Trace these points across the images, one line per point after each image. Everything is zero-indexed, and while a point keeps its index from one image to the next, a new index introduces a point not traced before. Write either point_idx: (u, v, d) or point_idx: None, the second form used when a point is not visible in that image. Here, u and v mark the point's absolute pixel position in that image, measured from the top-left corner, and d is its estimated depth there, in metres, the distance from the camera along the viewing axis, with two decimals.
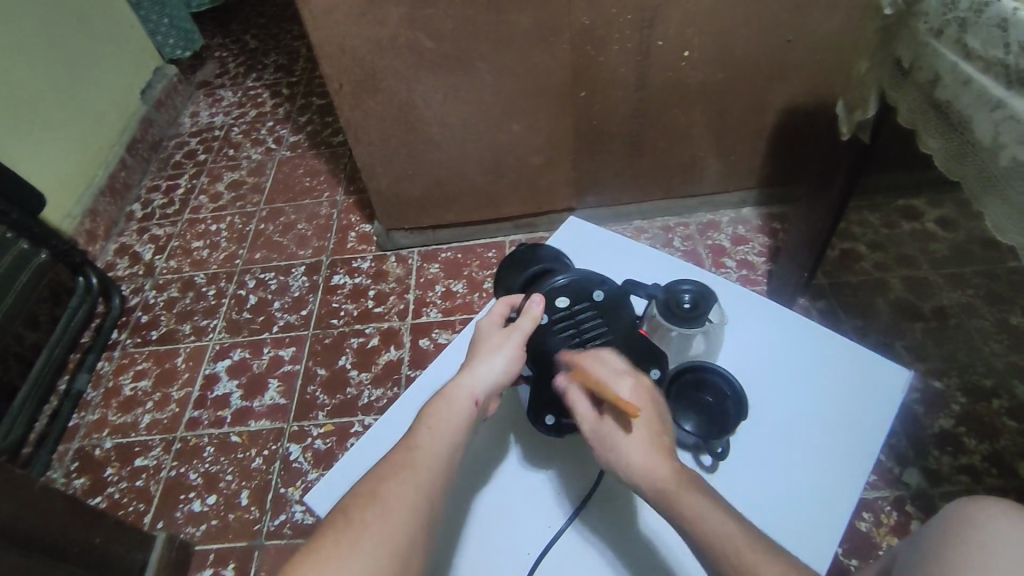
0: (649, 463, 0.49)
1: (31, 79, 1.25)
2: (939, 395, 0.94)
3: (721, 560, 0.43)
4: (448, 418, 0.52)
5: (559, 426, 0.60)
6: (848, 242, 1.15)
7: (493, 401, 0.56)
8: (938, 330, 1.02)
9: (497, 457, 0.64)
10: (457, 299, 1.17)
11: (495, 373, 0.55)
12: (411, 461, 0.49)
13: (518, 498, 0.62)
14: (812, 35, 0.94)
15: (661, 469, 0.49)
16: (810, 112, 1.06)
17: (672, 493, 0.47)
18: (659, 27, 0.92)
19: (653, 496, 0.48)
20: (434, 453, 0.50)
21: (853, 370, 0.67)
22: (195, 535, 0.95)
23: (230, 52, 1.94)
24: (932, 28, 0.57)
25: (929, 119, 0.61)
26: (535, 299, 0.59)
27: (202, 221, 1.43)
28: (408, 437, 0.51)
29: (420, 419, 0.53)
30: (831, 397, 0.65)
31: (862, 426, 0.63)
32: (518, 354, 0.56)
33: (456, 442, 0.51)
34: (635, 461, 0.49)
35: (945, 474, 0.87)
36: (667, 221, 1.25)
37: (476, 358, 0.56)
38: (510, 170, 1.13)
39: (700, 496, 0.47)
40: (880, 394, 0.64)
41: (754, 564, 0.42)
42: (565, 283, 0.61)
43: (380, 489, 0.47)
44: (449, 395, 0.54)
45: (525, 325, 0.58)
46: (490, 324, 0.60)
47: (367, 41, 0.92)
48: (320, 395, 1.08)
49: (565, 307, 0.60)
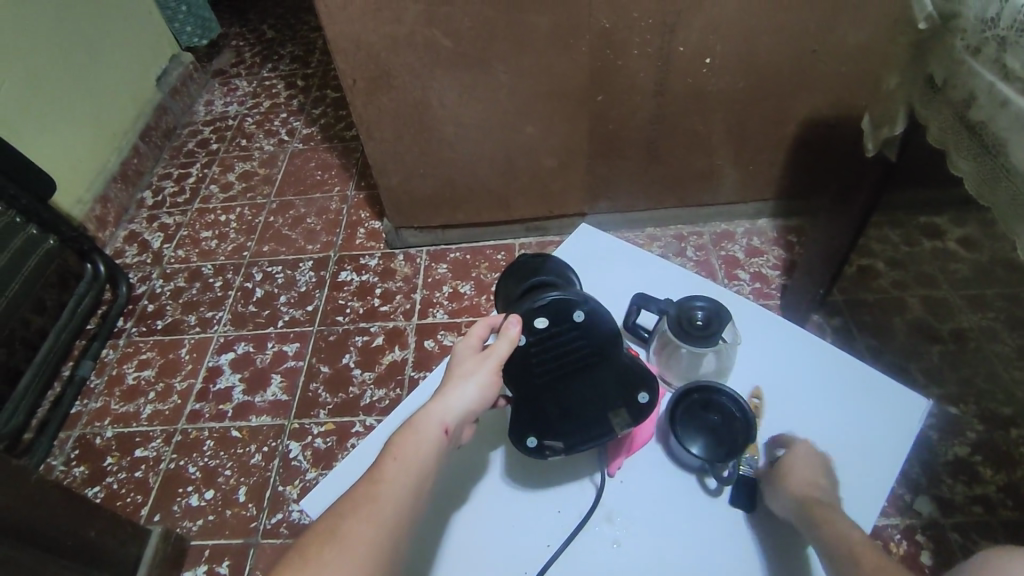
0: (799, 485, 0.55)
1: (46, 62, 1.24)
2: (954, 421, 0.92)
3: (839, 551, 0.48)
4: (416, 448, 0.50)
5: (542, 447, 0.57)
6: (866, 258, 1.13)
7: (467, 427, 0.54)
8: (956, 354, 0.99)
9: (491, 472, 0.63)
10: (465, 301, 1.16)
11: (466, 400, 0.53)
12: (375, 496, 0.47)
13: (513, 514, 0.61)
14: (840, 46, 0.92)
15: (814, 498, 0.53)
16: (833, 124, 1.03)
17: (819, 514, 0.51)
18: (681, 32, 0.90)
19: (794, 506, 0.53)
20: (399, 486, 0.48)
21: (864, 410, 0.64)
22: (191, 530, 0.94)
23: (246, 41, 1.94)
24: (969, 46, 0.54)
25: (961, 139, 0.59)
26: (513, 320, 0.55)
27: (212, 211, 1.43)
28: (373, 468, 0.49)
29: (387, 449, 0.50)
30: (836, 432, 0.63)
31: (870, 470, 0.60)
32: (492, 379, 0.54)
33: (424, 473, 0.49)
34: (790, 479, 0.55)
35: (958, 503, 0.84)
36: (681, 230, 1.22)
37: (447, 384, 0.54)
38: (524, 173, 1.11)
39: (840, 520, 0.50)
40: (889, 439, 0.62)
41: (862, 555, 0.46)
42: (550, 300, 0.56)
43: (341, 527, 0.45)
44: (416, 424, 0.51)
45: (501, 349, 0.54)
46: (466, 347, 0.57)
47: (382, 37, 0.90)
48: (322, 393, 1.07)
49: (544, 328, 0.56)
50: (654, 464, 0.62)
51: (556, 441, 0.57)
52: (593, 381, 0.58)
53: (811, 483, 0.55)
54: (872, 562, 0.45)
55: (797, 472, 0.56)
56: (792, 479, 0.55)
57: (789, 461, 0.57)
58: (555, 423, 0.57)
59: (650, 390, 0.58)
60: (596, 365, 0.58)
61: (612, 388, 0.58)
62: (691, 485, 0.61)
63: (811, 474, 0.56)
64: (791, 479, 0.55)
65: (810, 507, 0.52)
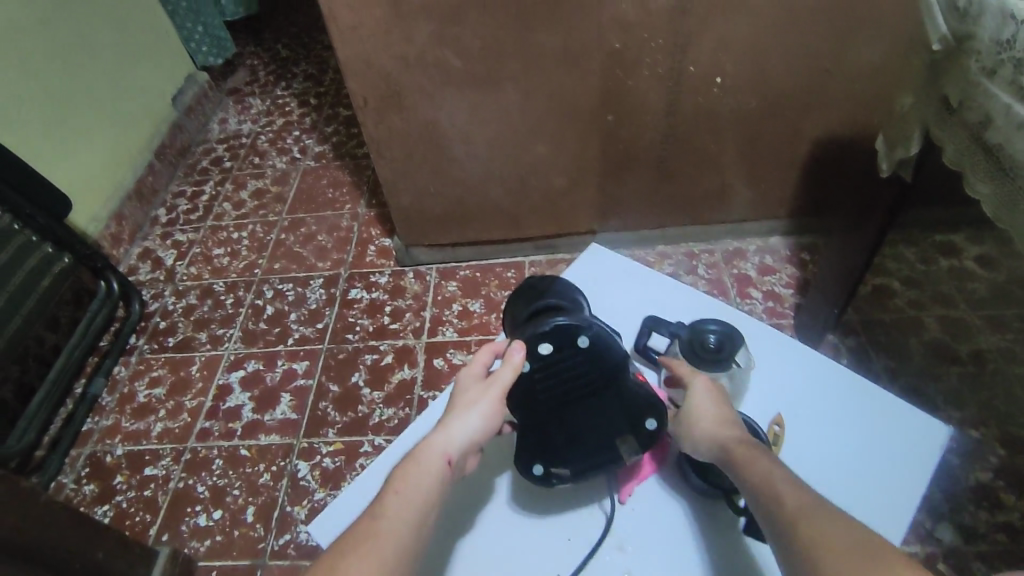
0: (714, 431, 0.53)
1: (65, 81, 1.27)
2: (975, 446, 0.89)
3: (759, 490, 0.46)
4: (419, 480, 0.48)
5: (548, 475, 0.57)
6: (881, 278, 1.11)
7: (470, 458, 0.53)
8: (976, 376, 0.97)
9: (497, 501, 0.62)
10: (474, 320, 1.15)
11: (470, 430, 0.52)
12: (377, 530, 0.45)
13: (519, 544, 0.59)
14: (852, 65, 0.91)
15: (725, 438, 0.52)
16: (846, 142, 1.02)
17: (733, 455, 0.50)
18: (691, 52, 0.90)
19: (716, 454, 0.52)
20: (402, 520, 0.46)
21: (883, 435, 0.63)
22: (199, 550, 0.94)
23: (261, 59, 1.97)
24: (984, 68, 0.53)
25: (978, 162, 0.58)
26: (517, 345, 0.54)
27: (225, 228, 1.44)
28: (375, 503, 0.48)
29: (389, 482, 0.49)
30: (853, 458, 0.61)
31: (889, 499, 0.59)
32: (496, 407, 0.53)
33: (427, 506, 0.47)
34: (705, 426, 0.54)
35: (980, 530, 0.82)
36: (692, 248, 1.21)
37: (451, 414, 0.53)
38: (534, 192, 1.11)
39: (751, 452, 0.49)
40: (909, 466, 0.60)
41: (780, 488, 0.45)
42: (554, 325, 0.54)
43: (340, 564, 0.43)
44: (419, 456, 0.50)
45: (505, 376, 0.54)
46: (469, 374, 0.57)
47: (393, 58, 0.91)
48: (331, 412, 1.06)
49: (548, 354, 0.55)
50: (665, 493, 0.61)
51: (562, 468, 0.57)
52: (600, 407, 0.57)
53: (718, 421, 0.54)
54: (790, 494, 0.44)
55: (704, 413, 0.55)
56: (699, 425, 0.54)
57: (691, 404, 0.56)
58: (562, 451, 0.57)
59: (658, 416, 0.57)
60: (602, 392, 0.56)
61: (620, 416, 0.57)
62: (705, 512, 0.59)
63: (717, 412, 0.55)
64: (701, 423, 0.54)
65: (725, 449, 0.51)
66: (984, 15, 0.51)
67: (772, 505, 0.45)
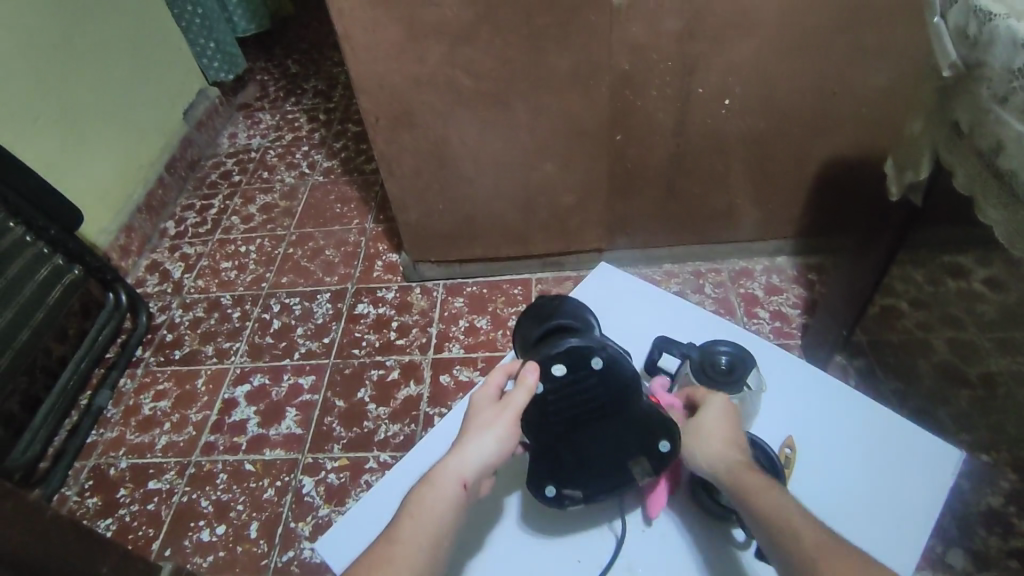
0: (722, 450, 0.54)
1: (80, 95, 1.29)
2: (985, 470, 0.89)
3: (769, 521, 0.48)
4: (433, 506, 0.50)
5: (561, 497, 0.57)
6: (889, 299, 1.09)
7: (486, 480, 0.53)
8: (985, 400, 0.96)
9: (510, 518, 0.61)
10: (481, 336, 1.15)
11: (485, 453, 0.52)
12: (392, 557, 0.47)
13: (531, 564, 0.59)
14: (860, 88, 0.92)
15: (735, 459, 0.53)
16: (853, 164, 1.02)
17: (743, 477, 0.51)
18: (700, 74, 0.91)
19: (722, 474, 0.53)
20: (415, 546, 0.48)
21: (894, 461, 0.62)
22: (202, 566, 0.93)
23: (272, 75, 1.99)
24: (996, 94, 0.53)
25: (991, 186, 0.58)
26: (530, 367, 0.54)
27: (233, 242, 1.45)
28: (390, 527, 0.50)
29: (405, 506, 0.51)
30: (864, 483, 0.61)
31: (902, 524, 0.58)
32: (511, 430, 0.53)
33: (441, 532, 0.49)
34: (713, 444, 0.54)
35: (992, 557, 0.81)
36: (700, 267, 1.22)
37: (465, 436, 0.53)
38: (543, 209, 1.12)
39: (764, 478, 0.51)
40: (921, 493, 0.60)
41: (794, 524, 0.47)
42: (568, 347, 0.55)
43: None
44: (433, 480, 0.51)
45: (519, 399, 0.54)
46: (485, 395, 0.57)
47: (405, 77, 0.92)
48: (337, 427, 1.06)
49: (562, 376, 0.55)
50: (678, 512, 0.61)
51: (575, 490, 0.57)
52: (614, 430, 0.56)
53: (729, 440, 0.55)
54: (804, 532, 0.46)
55: (715, 430, 0.55)
56: (710, 440, 0.55)
57: (704, 419, 0.56)
58: (572, 471, 0.57)
59: (671, 438, 0.56)
60: (614, 415, 0.56)
61: (633, 438, 0.56)
62: (717, 538, 0.59)
63: (729, 431, 0.55)
64: (711, 439, 0.55)
65: (733, 469, 0.52)
66: (994, 44, 0.52)
67: (786, 539, 0.46)
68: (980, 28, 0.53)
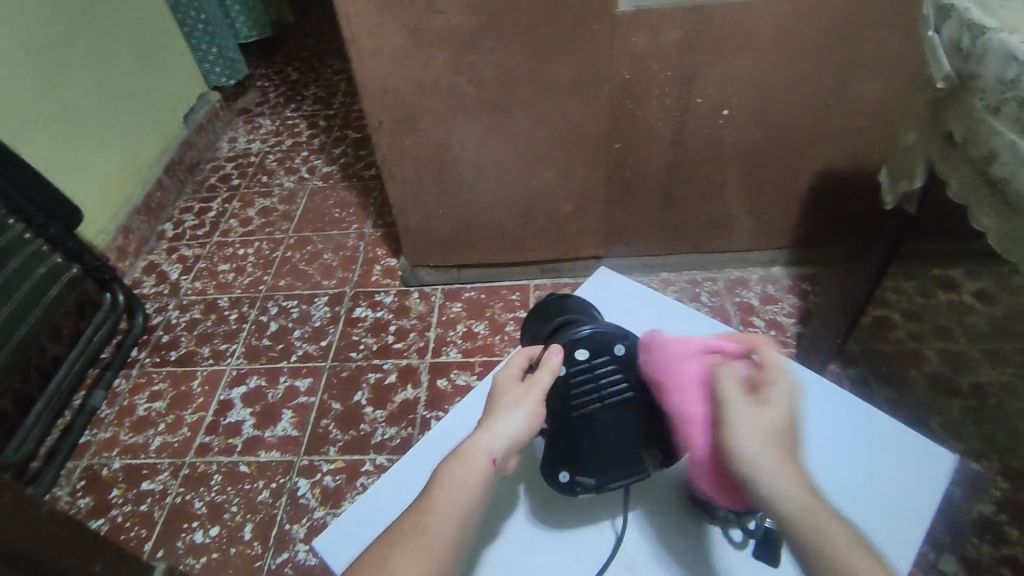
0: (783, 470, 0.47)
1: (81, 96, 1.29)
2: (977, 478, 0.90)
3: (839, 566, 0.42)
4: (464, 479, 0.50)
5: (574, 484, 0.58)
6: (881, 309, 1.13)
7: (512, 458, 0.55)
8: (977, 409, 0.97)
9: (518, 510, 0.62)
10: (478, 341, 1.16)
11: (513, 430, 0.53)
12: (424, 527, 0.48)
13: (542, 556, 0.59)
14: (853, 101, 0.94)
15: (796, 478, 0.47)
16: (848, 176, 1.04)
17: (817, 507, 0.45)
18: (699, 84, 0.93)
19: (780, 496, 0.46)
20: (447, 516, 0.49)
21: (885, 470, 0.62)
22: (194, 567, 0.92)
23: (272, 82, 2.00)
24: (988, 105, 0.55)
25: (984, 194, 0.59)
26: (555, 350, 0.57)
27: (230, 244, 1.45)
28: (421, 499, 0.50)
29: (435, 479, 0.51)
30: (855, 494, 0.61)
31: (899, 526, 0.59)
32: (538, 409, 0.55)
33: (473, 505, 0.50)
34: (774, 458, 0.47)
35: (984, 564, 0.82)
36: (696, 275, 1.23)
37: (494, 415, 0.55)
38: (542, 216, 1.13)
39: (832, 516, 0.45)
40: (915, 498, 0.60)
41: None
42: (589, 333, 0.58)
43: (389, 558, 0.46)
44: (464, 455, 0.52)
45: (543, 379, 0.56)
46: (508, 376, 0.59)
47: (409, 82, 0.93)
48: (333, 430, 1.06)
49: (584, 360, 0.58)
50: (681, 508, 0.61)
51: (588, 478, 0.57)
52: (629, 417, 0.57)
53: (797, 457, 0.49)
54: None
55: (788, 440, 0.49)
56: (780, 447, 0.48)
57: (775, 420, 0.49)
58: (587, 459, 0.57)
59: None
60: (632, 402, 0.57)
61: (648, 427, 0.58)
62: (716, 535, 0.59)
63: (796, 447, 0.50)
64: (785, 449, 0.48)
65: (808, 493, 0.46)
66: (987, 56, 0.53)
67: None
68: (973, 41, 0.55)
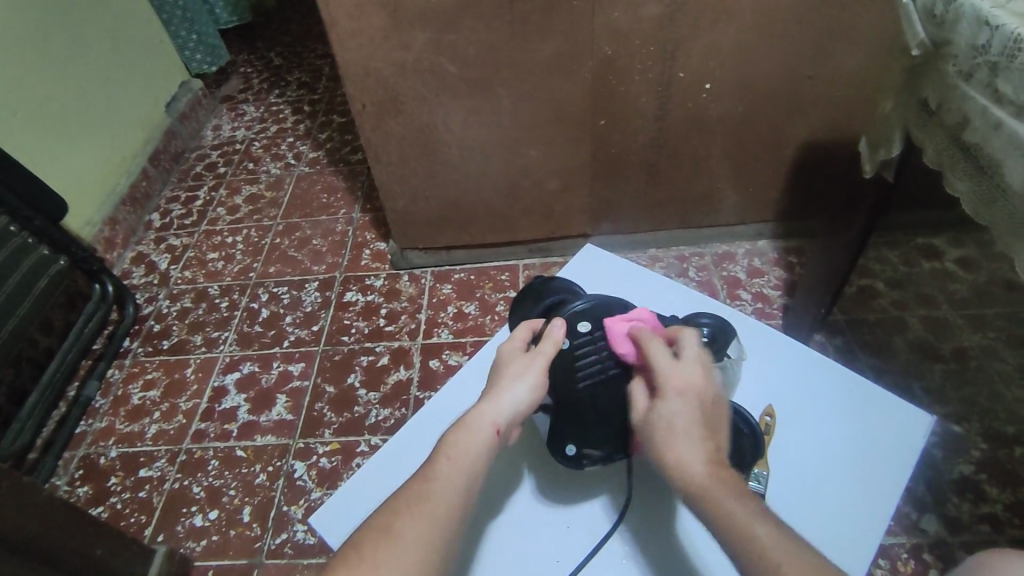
0: (683, 463, 0.48)
1: (60, 85, 1.27)
2: (958, 439, 0.92)
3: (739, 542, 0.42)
4: (468, 448, 0.51)
5: (580, 456, 0.59)
6: (865, 279, 1.14)
7: (514, 429, 0.56)
8: (958, 373, 1.00)
9: (524, 481, 0.64)
10: (469, 321, 1.17)
11: (517, 402, 0.55)
12: (428, 494, 0.48)
13: (535, 530, 0.61)
14: (834, 72, 0.95)
15: (697, 465, 0.47)
16: (830, 146, 1.05)
17: (706, 486, 0.46)
18: (682, 58, 0.93)
19: (683, 488, 0.47)
20: (452, 483, 0.49)
21: (858, 450, 0.63)
22: (195, 550, 0.94)
23: (254, 67, 1.98)
24: (961, 71, 0.56)
25: (957, 161, 0.61)
26: (557, 324, 0.60)
27: (219, 233, 1.45)
28: (426, 468, 0.51)
29: (439, 449, 0.52)
30: (832, 461, 0.63)
31: (877, 486, 0.61)
32: (541, 379, 0.57)
33: (477, 473, 0.50)
34: (673, 452, 0.49)
35: (966, 522, 0.84)
36: (684, 251, 1.24)
37: (498, 387, 0.56)
38: (528, 195, 1.13)
39: (738, 500, 0.45)
40: (892, 458, 0.62)
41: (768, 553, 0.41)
42: (585, 307, 0.63)
43: (394, 525, 0.47)
44: (470, 424, 0.53)
45: (547, 349, 0.58)
46: (511, 348, 0.60)
47: (391, 64, 0.93)
48: (327, 413, 1.07)
49: (586, 332, 0.61)
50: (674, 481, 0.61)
51: (594, 449, 0.59)
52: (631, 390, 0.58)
53: (694, 432, 0.49)
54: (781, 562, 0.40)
55: (677, 424, 0.50)
56: (677, 438, 0.49)
57: (670, 413, 0.50)
58: (591, 432, 0.59)
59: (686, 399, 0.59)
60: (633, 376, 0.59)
61: None
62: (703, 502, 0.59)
63: (692, 422, 0.50)
64: (675, 433, 0.49)
65: (693, 474, 0.47)
66: (960, 21, 0.54)
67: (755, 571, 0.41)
68: (946, 7, 0.56)
